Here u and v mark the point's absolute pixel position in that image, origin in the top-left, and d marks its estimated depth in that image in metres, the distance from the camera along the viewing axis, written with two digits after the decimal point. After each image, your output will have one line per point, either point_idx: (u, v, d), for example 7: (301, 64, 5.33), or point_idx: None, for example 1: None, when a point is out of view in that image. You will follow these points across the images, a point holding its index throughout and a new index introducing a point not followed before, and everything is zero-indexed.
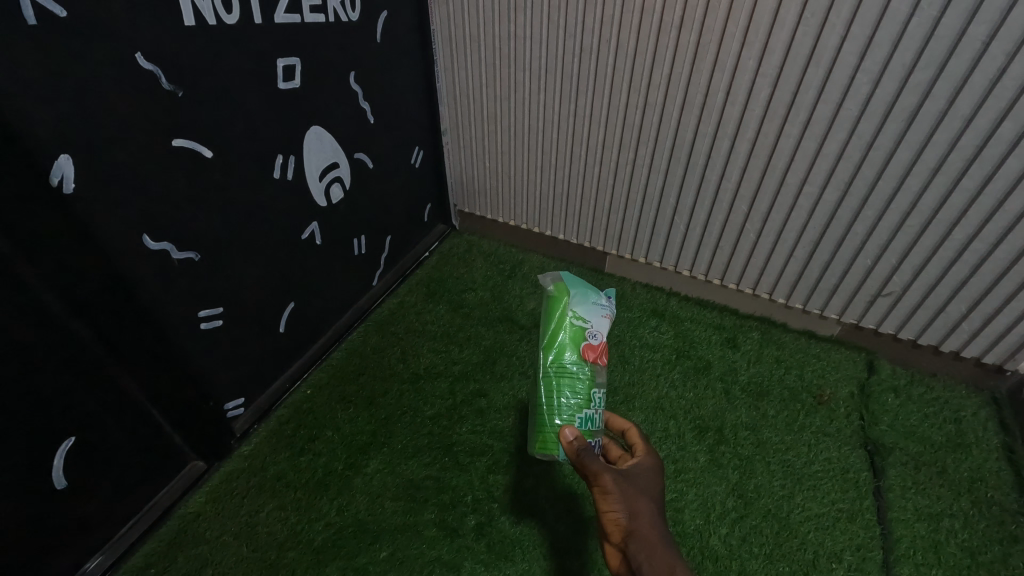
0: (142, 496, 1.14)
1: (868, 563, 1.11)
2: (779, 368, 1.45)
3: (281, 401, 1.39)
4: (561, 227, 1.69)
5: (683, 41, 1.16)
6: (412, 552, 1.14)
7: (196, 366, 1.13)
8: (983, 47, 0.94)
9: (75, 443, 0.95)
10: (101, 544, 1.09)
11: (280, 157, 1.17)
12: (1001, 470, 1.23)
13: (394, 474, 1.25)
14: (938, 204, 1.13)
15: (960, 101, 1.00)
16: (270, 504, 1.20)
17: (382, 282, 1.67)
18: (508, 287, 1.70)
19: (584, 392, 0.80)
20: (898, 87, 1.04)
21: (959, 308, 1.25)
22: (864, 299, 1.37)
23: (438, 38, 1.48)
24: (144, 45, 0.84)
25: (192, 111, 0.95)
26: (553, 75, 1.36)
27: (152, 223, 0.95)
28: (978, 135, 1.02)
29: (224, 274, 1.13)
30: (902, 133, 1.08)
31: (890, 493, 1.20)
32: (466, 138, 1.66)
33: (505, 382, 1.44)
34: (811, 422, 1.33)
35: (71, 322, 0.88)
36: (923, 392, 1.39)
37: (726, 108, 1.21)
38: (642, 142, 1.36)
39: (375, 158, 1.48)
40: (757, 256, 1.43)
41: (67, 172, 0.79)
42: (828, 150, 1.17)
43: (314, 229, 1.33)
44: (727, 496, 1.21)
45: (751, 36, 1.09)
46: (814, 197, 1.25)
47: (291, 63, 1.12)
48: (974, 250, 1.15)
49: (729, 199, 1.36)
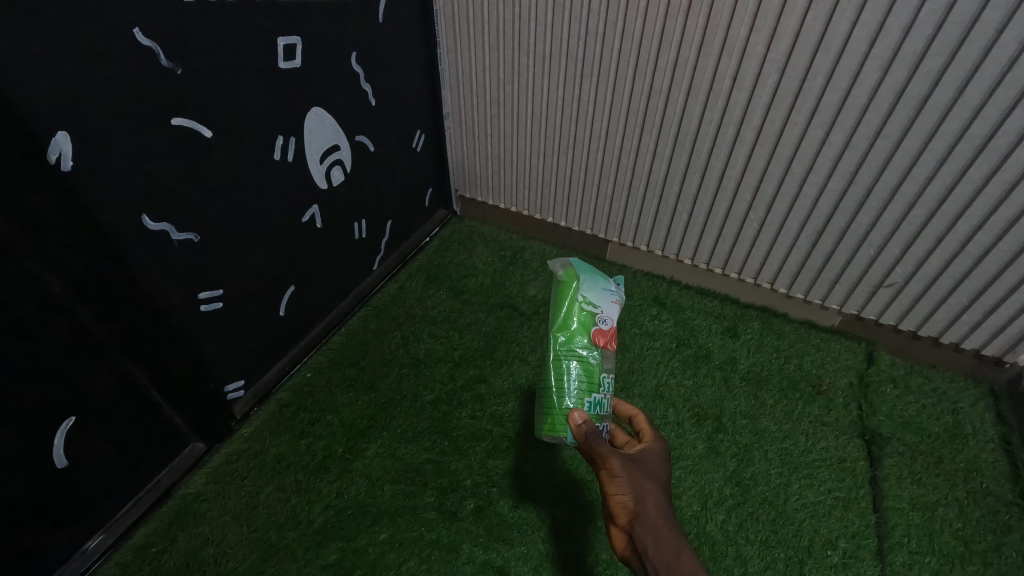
0: (143, 476, 1.14)
1: (863, 550, 1.12)
2: (778, 358, 1.45)
3: (280, 385, 1.39)
4: (563, 214, 1.68)
5: (690, 26, 1.14)
6: (412, 534, 1.15)
7: (196, 347, 1.13)
8: (995, 35, 0.92)
9: (76, 422, 0.95)
10: (103, 523, 1.10)
11: (281, 138, 1.15)
12: (997, 460, 1.24)
13: (394, 458, 1.26)
14: (944, 195, 1.13)
15: (969, 91, 0.99)
16: (269, 486, 1.21)
17: (383, 267, 1.66)
18: (509, 273, 1.69)
19: (594, 375, 0.80)
20: (907, 75, 1.02)
21: (961, 300, 1.25)
22: (866, 289, 1.36)
23: (440, 19, 1.46)
24: (142, 20, 0.82)
25: (192, 88, 0.94)
26: (558, 58, 1.34)
27: (152, 203, 0.94)
28: (987, 126, 1.01)
29: (224, 255, 1.12)
30: (910, 122, 1.07)
31: (886, 482, 1.21)
32: (469, 122, 1.64)
33: (505, 367, 1.44)
34: (809, 411, 1.34)
35: (71, 301, 0.88)
36: (921, 383, 1.39)
37: (732, 95, 1.20)
38: (647, 128, 1.35)
39: (376, 141, 1.47)
40: (760, 245, 1.42)
41: (65, 149, 0.78)
42: (833, 139, 1.16)
43: (315, 212, 1.32)
44: (724, 483, 1.22)
45: (761, 21, 1.07)
46: (819, 186, 1.24)
47: (292, 42, 1.11)
48: (978, 241, 1.15)
49: (733, 187, 1.35)
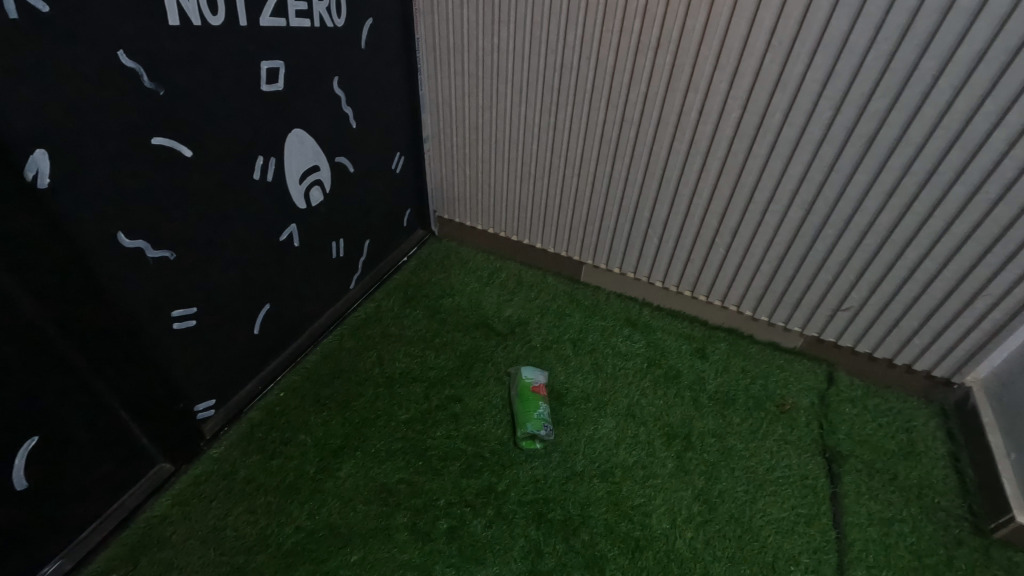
0: (105, 498, 1.11)
1: (824, 565, 1.16)
2: (744, 378, 1.51)
3: (252, 404, 1.37)
4: (538, 236, 1.72)
5: (660, 61, 1.21)
6: (384, 555, 1.14)
7: (166, 366, 1.12)
8: (933, 81, 1.01)
9: (39, 442, 0.93)
10: (61, 548, 1.06)
11: (260, 158, 1.17)
12: (948, 477, 1.31)
13: (367, 479, 1.25)
14: (893, 225, 1.21)
15: (912, 130, 1.07)
16: (238, 508, 1.19)
17: (359, 287, 1.66)
18: (486, 293, 1.72)
19: (530, 411, 1.33)
20: (856, 115, 1.10)
21: (911, 323, 1.33)
22: (824, 313, 1.43)
23: (421, 47, 1.50)
24: (126, 42, 0.84)
25: (173, 109, 0.95)
26: (535, 87, 1.40)
27: (129, 220, 0.94)
28: (929, 162, 1.10)
29: (199, 273, 1.12)
30: (861, 157, 1.15)
31: (845, 499, 1.26)
32: (447, 146, 1.67)
33: (480, 387, 1.46)
34: (774, 430, 1.39)
35: (40, 318, 0.87)
36: (877, 403, 1.46)
37: (698, 127, 1.26)
38: (619, 156, 1.41)
39: (356, 162, 1.49)
40: (726, 269, 1.48)
41: (42, 166, 0.79)
42: (791, 171, 1.23)
43: (292, 231, 1.33)
44: (693, 501, 1.25)
45: (724, 60, 1.15)
46: (780, 215, 1.31)
47: (275, 66, 1.13)
48: (924, 269, 1.23)
49: (700, 214, 1.41)
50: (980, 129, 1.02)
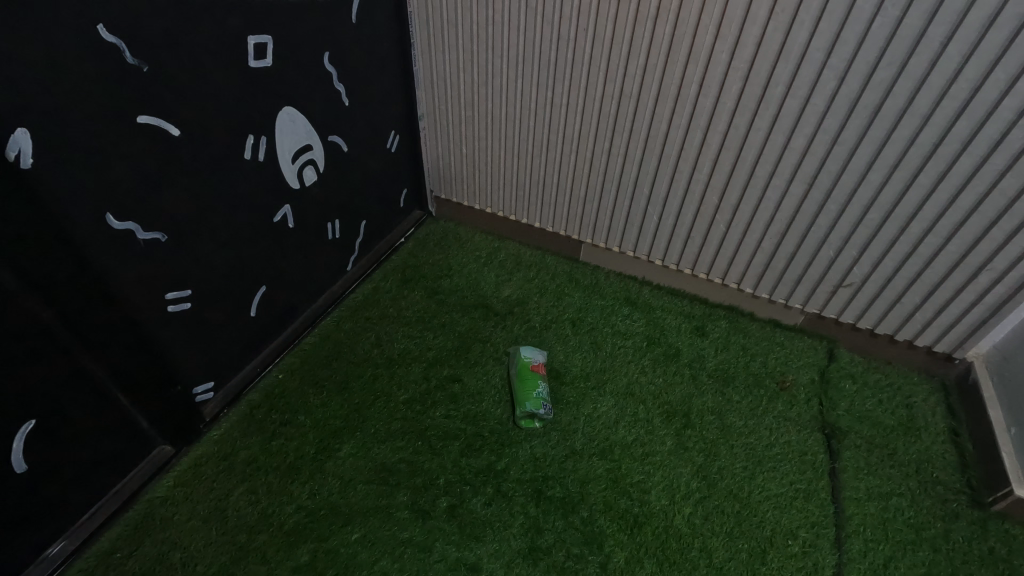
0: (107, 481, 1.12)
1: (822, 539, 1.17)
2: (745, 356, 1.50)
3: (250, 387, 1.37)
4: (536, 215, 1.69)
5: (659, 32, 1.17)
6: (384, 533, 1.15)
7: (162, 349, 1.11)
8: (941, 49, 0.98)
9: (36, 426, 0.93)
10: (65, 529, 1.07)
11: (251, 137, 1.14)
12: (947, 452, 1.31)
13: (366, 458, 1.26)
14: (897, 199, 1.18)
15: (918, 100, 1.04)
16: (240, 488, 1.19)
17: (357, 268, 1.64)
18: (484, 273, 1.70)
19: (529, 390, 1.32)
20: (861, 85, 1.07)
21: (913, 299, 1.31)
22: (825, 290, 1.41)
23: (414, 21, 1.45)
24: (106, 16, 0.81)
25: (158, 86, 0.92)
26: (531, 61, 1.36)
27: (118, 202, 0.92)
28: (935, 133, 1.07)
29: (192, 255, 1.10)
30: (865, 128, 1.12)
31: (844, 474, 1.26)
32: (443, 123, 1.64)
33: (479, 367, 1.45)
34: (774, 407, 1.39)
35: (31, 301, 0.86)
36: (878, 379, 1.45)
37: (699, 101, 1.23)
38: (618, 131, 1.38)
39: (349, 141, 1.46)
40: (727, 246, 1.46)
41: (24, 146, 0.77)
42: (794, 144, 1.20)
43: (286, 212, 1.31)
44: (692, 477, 1.25)
45: (725, 30, 1.11)
46: (782, 189, 1.29)
47: (262, 40, 1.10)
48: (928, 243, 1.21)
49: (700, 190, 1.39)
50: (989, 98, 0.99)
